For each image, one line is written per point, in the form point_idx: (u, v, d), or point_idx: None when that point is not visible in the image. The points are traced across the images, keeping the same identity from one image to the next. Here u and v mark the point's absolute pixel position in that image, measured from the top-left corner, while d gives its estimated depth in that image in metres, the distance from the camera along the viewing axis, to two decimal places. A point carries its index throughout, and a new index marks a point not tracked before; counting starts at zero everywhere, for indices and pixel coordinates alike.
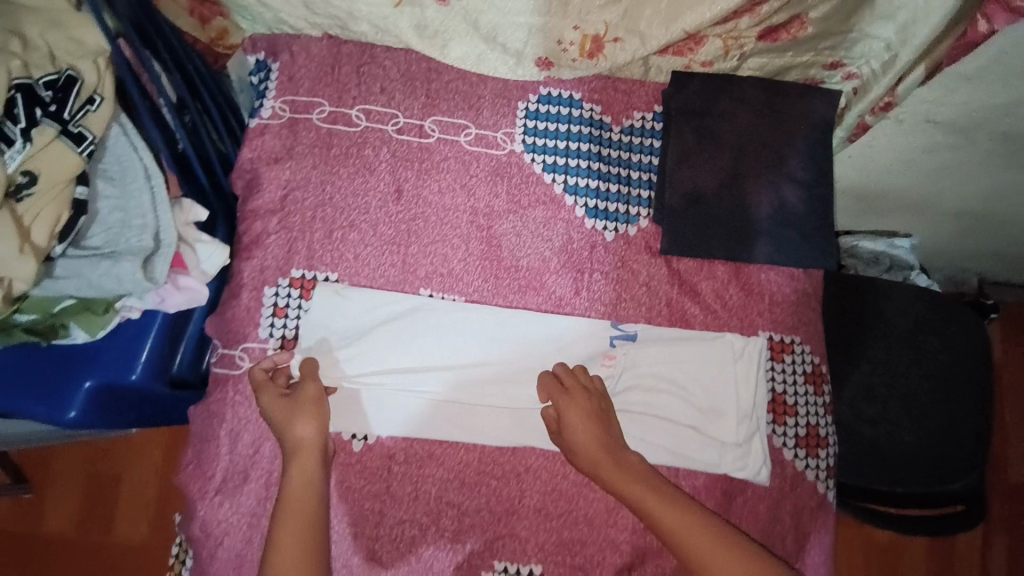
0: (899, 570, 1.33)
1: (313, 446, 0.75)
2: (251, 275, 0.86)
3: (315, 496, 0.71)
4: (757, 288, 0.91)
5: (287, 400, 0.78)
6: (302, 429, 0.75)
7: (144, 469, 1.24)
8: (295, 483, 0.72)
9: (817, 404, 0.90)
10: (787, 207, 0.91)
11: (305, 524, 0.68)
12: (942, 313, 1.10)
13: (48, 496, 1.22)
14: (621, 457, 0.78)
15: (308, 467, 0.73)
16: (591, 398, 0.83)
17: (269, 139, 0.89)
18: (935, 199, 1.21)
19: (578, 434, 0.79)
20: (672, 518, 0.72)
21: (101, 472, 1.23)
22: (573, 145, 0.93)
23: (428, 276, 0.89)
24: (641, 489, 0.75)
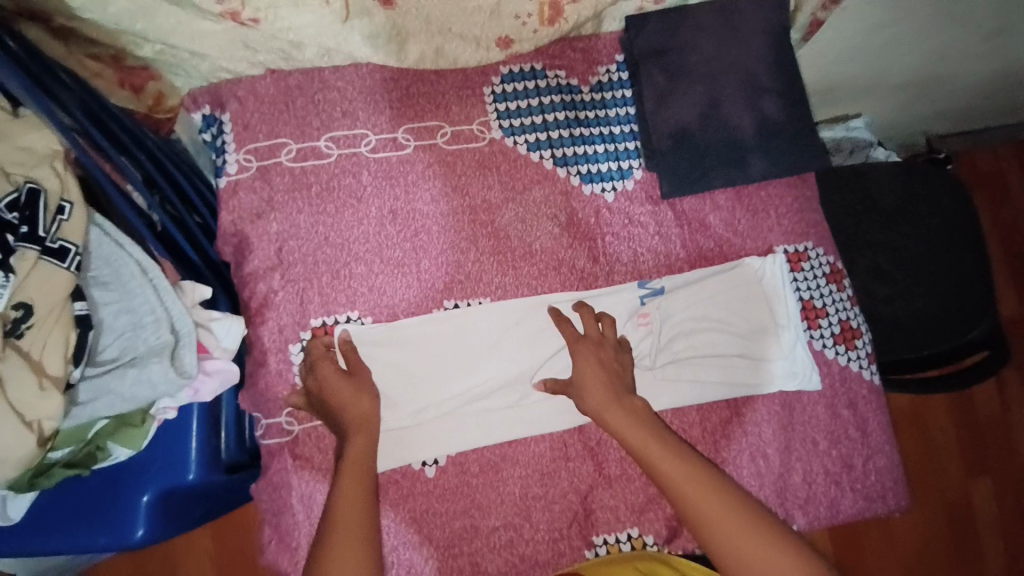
0: (931, 420, 1.44)
1: (363, 416, 0.75)
2: (272, 338, 0.82)
3: (370, 457, 0.71)
4: (761, 207, 0.93)
5: (340, 375, 0.78)
6: (362, 403, 0.76)
7: (197, 556, 1.11)
8: (348, 449, 0.71)
9: (842, 300, 0.92)
10: (769, 119, 0.91)
11: (358, 481, 0.68)
12: (926, 183, 1.15)
13: None
14: (625, 403, 0.76)
15: (354, 437, 0.73)
16: (609, 349, 0.83)
17: (244, 196, 0.84)
18: (885, 76, 1.25)
19: (585, 381, 0.79)
20: (671, 466, 0.67)
21: (153, 575, 1.11)
22: (551, 117, 0.92)
23: (448, 286, 0.87)
24: (641, 433, 0.71)
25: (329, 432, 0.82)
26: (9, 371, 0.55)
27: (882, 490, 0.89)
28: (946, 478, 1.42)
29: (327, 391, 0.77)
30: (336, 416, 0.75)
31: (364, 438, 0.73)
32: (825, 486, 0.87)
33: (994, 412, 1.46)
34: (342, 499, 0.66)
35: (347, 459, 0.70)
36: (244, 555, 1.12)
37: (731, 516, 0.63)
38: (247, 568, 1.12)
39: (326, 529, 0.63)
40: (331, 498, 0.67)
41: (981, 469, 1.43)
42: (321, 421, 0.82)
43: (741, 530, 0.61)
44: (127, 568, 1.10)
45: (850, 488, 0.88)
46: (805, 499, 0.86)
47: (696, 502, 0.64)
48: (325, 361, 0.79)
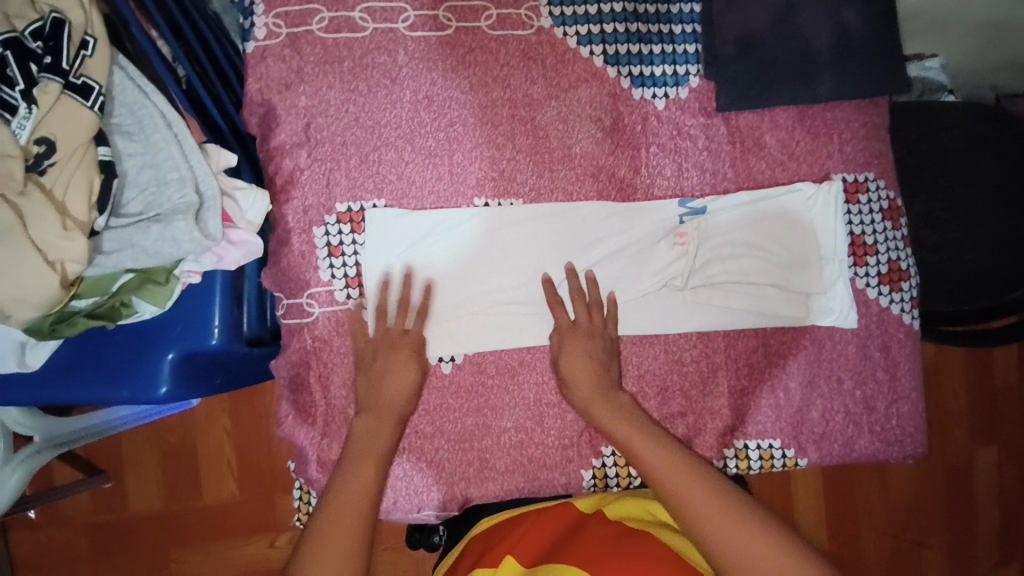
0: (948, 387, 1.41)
1: (400, 414, 0.76)
2: (295, 217, 0.80)
3: (388, 446, 0.74)
4: (824, 130, 0.86)
5: (412, 371, 0.78)
6: (401, 380, 0.77)
7: (213, 431, 1.16)
8: (374, 438, 0.73)
9: (896, 239, 0.86)
10: (848, 30, 0.83)
11: (377, 469, 0.71)
12: (996, 127, 1.04)
13: (129, 478, 1.16)
14: (614, 398, 0.76)
15: (383, 426, 0.75)
16: (596, 337, 0.80)
17: (273, 64, 0.79)
18: (976, 6, 1.13)
19: (576, 376, 0.77)
20: (658, 461, 0.69)
21: (173, 445, 1.16)
22: (607, 8, 0.84)
23: (479, 183, 0.83)
24: (627, 427, 0.73)
25: (348, 318, 0.81)
26: (31, 208, 0.54)
27: (901, 435, 0.86)
28: (953, 441, 1.41)
29: (388, 376, 0.77)
30: (377, 401, 0.76)
31: (391, 430, 0.75)
32: (843, 425, 0.85)
33: (1012, 380, 1.44)
34: (355, 481, 0.69)
35: (371, 449, 0.72)
36: (260, 435, 1.17)
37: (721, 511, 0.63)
38: (263, 447, 1.17)
39: (333, 509, 0.66)
40: (344, 474, 0.70)
41: (990, 438, 1.42)
42: (341, 306, 0.81)
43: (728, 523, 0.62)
44: (151, 436, 1.16)
45: (868, 430, 0.86)
46: (820, 436, 0.85)
47: (684, 493, 0.66)
48: (406, 344, 0.79)
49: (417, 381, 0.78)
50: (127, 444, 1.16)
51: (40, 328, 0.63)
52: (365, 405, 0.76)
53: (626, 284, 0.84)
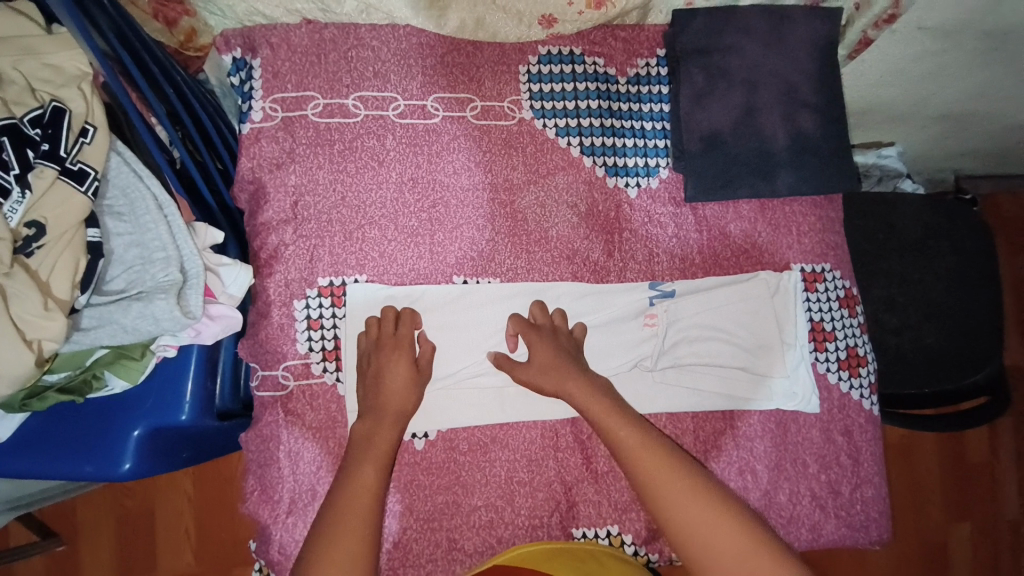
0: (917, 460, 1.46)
1: (401, 412, 0.75)
2: (277, 291, 0.81)
3: (390, 447, 0.71)
4: (784, 222, 0.92)
5: (407, 368, 0.78)
6: (397, 378, 0.77)
7: (175, 499, 1.13)
8: (375, 436, 0.72)
9: (853, 325, 0.91)
10: (803, 133, 0.90)
11: (378, 472, 0.68)
12: (948, 220, 1.13)
13: (82, 547, 1.11)
14: (585, 377, 0.78)
15: (384, 429, 0.73)
16: (558, 336, 0.82)
17: (266, 145, 0.84)
18: (921, 106, 1.24)
19: (547, 365, 0.79)
20: (623, 429, 0.71)
21: (131, 513, 1.12)
22: (583, 104, 0.90)
23: (460, 262, 0.86)
24: (601, 406, 0.74)
25: (324, 392, 0.81)
26: (13, 287, 0.55)
27: (866, 520, 0.87)
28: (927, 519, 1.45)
29: (384, 375, 0.77)
30: (380, 402, 0.75)
31: (392, 433, 0.73)
32: (810, 509, 0.86)
33: (983, 454, 1.49)
34: (357, 483, 0.66)
35: (372, 450, 0.70)
36: (224, 503, 1.14)
37: (685, 488, 0.64)
38: (225, 517, 1.13)
39: (336, 510, 0.63)
40: (345, 477, 0.67)
41: (963, 513, 1.46)
42: (317, 379, 0.81)
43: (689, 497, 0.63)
44: (109, 500, 1.12)
45: (835, 515, 0.86)
46: (788, 519, 0.85)
47: (645, 463, 0.67)
48: (400, 344, 0.79)
49: (415, 379, 0.78)
50: (83, 507, 1.12)
51: (10, 401, 0.64)
52: (370, 408, 0.75)
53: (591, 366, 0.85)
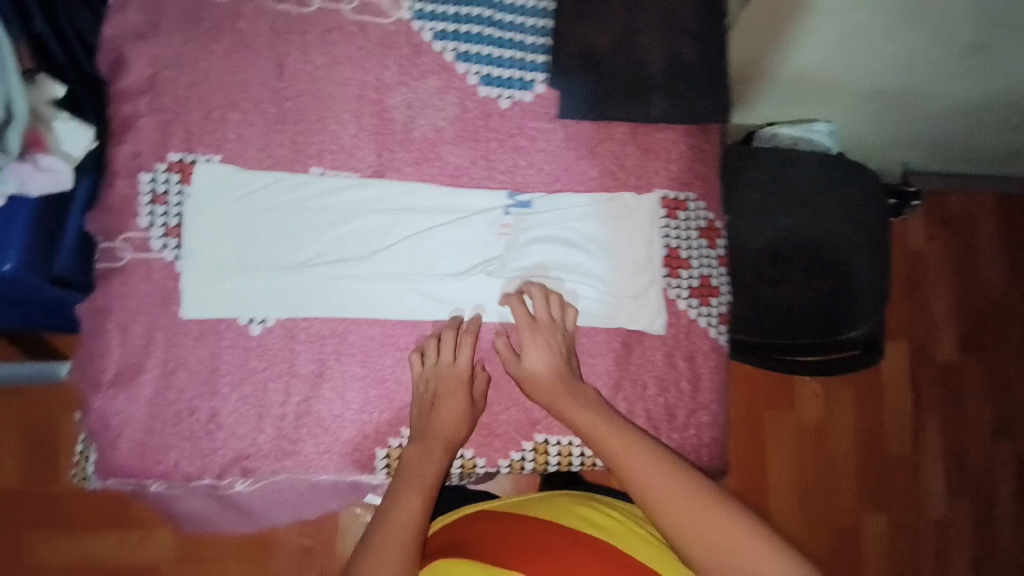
0: (828, 445, 1.62)
1: (450, 442, 0.81)
2: (124, 161, 0.80)
3: (438, 477, 0.78)
4: (654, 148, 0.92)
5: (462, 402, 0.82)
6: (446, 413, 0.80)
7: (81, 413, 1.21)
8: (422, 467, 0.78)
9: (711, 257, 0.93)
10: (682, 60, 0.90)
11: (423, 501, 0.75)
12: (845, 179, 1.13)
13: None
14: (579, 393, 0.80)
15: (435, 457, 0.79)
16: (558, 335, 0.84)
17: (130, 14, 0.83)
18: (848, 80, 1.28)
19: (539, 372, 0.81)
20: (615, 442, 0.75)
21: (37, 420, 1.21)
22: (464, 11, 0.89)
23: (319, 153, 0.85)
24: (595, 419, 0.78)
25: (161, 267, 0.80)
26: None
27: (697, 444, 0.90)
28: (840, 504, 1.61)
29: (439, 408, 0.81)
30: (429, 429, 0.80)
31: (443, 463, 0.79)
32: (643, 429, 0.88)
33: (905, 446, 1.65)
34: (404, 513, 0.73)
35: (421, 476, 0.77)
36: None
37: (677, 490, 0.69)
38: None
39: (387, 526, 0.72)
40: (394, 500, 0.75)
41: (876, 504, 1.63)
42: (155, 255, 0.80)
43: (694, 506, 0.68)
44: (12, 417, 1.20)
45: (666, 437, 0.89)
46: None
47: (646, 482, 0.71)
48: (455, 376, 0.81)
49: (464, 409, 0.82)
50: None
51: None
52: (419, 434, 0.81)
53: (435, 266, 0.86)
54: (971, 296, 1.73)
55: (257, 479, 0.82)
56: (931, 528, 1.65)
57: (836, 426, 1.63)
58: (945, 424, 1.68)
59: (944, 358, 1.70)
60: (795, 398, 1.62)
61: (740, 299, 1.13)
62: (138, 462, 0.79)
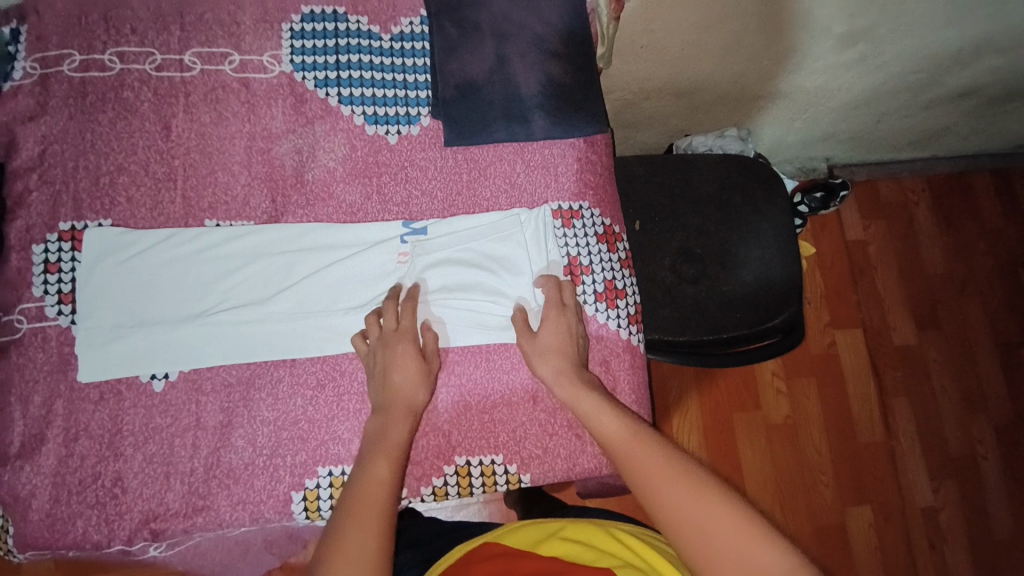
0: (798, 439, 1.61)
1: (409, 405, 0.79)
2: (17, 235, 0.82)
3: (401, 443, 0.76)
4: (542, 163, 0.95)
5: (414, 360, 0.81)
6: (402, 374, 0.79)
7: None
8: (387, 435, 0.75)
9: (612, 261, 0.94)
10: (555, 80, 0.95)
11: (390, 468, 0.72)
12: (744, 174, 1.17)
13: None
14: (584, 377, 0.82)
15: (398, 422, 0.77)
16: (571, 318, 0.86)
17: (21, 99, 0.86)
18: (741, 82, 1.34)
19: (547, 350, 0.83)
20: (611, 422, 0.75)
21: None
22: (344, 58, 0.94)
23: (212, 206, 0.87)
24: (592, 400, 0.78)
25: (57, 334, 0.80)
26: None
27: None
28: (821, 502, 1.58)
29: (393, 369, 0.80)
30: (388, 398, 0.78)
31: (405, 426, 0.77)
32: (567, 440, 0.87)
33: (879, 436, 1.64)
34: (371, 481, 0.70)
35: (388, 445, 0.75)
36: None
37: (662, 469, 0.67)
38: None
39: (355, 497, 0.69)
40: (363, 475, 0.71)
41: (860, 498, 1.59)
42: (51, 322, 0.80)
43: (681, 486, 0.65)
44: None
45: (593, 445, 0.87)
46: (543, 451, 0.86)
47: (632, 458, 0.70)
48: (404, 335, 0.82)
49: (421, 369, 0.81)
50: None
51: None
52: (380, 404, 0.79)
53: (337, 300, 0.87)
54: (915, 276, 1.77)
55: (169, 541, 0.79)
56: (922, 520, 1.61)
57: (804, 422, 1.62)
58: (915, 406, 1.68)
59: (901, 341, 1.72)
60: (761, 400, 1.62)
61: (665, 301, 1.10)
62: (46, 534, 0.76)
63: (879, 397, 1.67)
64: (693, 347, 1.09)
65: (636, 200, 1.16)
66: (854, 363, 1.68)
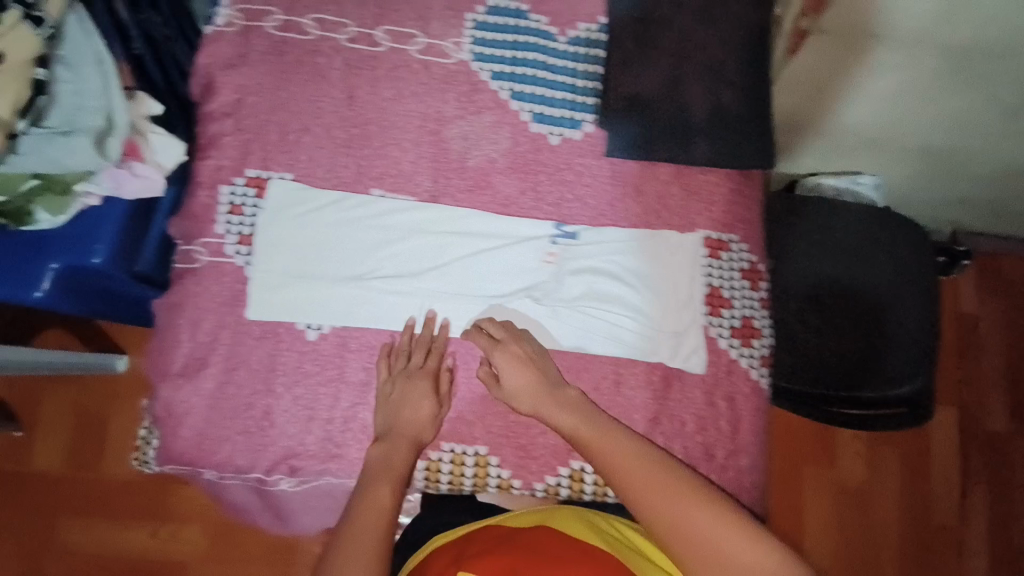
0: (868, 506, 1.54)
1: (416, 438, 0.78)
2: (207, 173, 0.89)
3: (405, 468, 0.74)
4: (697, 189, 0.95)
5: (431, 402, 0.82)
6: (422, 411, 0.81)
7: (127, 414, 1.29)
8: (390, 460, 0.74)
9: (753, 299, 0.94)
10: (725, 108, 0.94)
11: (393, 491, 0.70)
12: (893, 231, 1.12)
13: (40, 435, 1.28)
14: (559, 395, 0.78)
15: (398, 453, 0.75)
16: (523, 344, 0.84)
17: (222, 46, 0.92)
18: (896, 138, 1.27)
19: (514, 383, 0.80)
20: (602, 443, 0.71)
21: (88, 414, 1.29)
22: (521, 55, 0.96)
23: (380, 176, 0.92)
24: (579, 423, 0.74)
25: (232, 271, 0.87)
26: None
27: (738, 487, 0.88)
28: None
29: (405, 405, 0.81)
30: (394, 427, 0.79)
31: (405, 456, 0.75)
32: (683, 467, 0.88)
33: (952, 519, 1.55)
34: (376, 498, 0.68)
35: (388, 470, 0.72)
36: None
37: (664, 483, 0.65)
38: None
39: (356, 517, 0.66)
40: (363, 492, 0.69)
41: None
42: (228, 259, 0.87)
43: (686, 505, 0.63)
44: (74, 400, 1.29)
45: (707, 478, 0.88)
46: None
47: (630, 479, 0.67)
48: (421, 374, 0.83)
49: (433, 410, 0.82)
50: (47, 401, 1.29)
51: None
52: (384, 432, 0.79)
53: (482, 287, 0.91)
54: None
55: (302, 480, 0.86)
56: None
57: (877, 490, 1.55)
58: (999, 501, 1.55)
59: (999, 427, 1.59)
60: (838, 461, 1.55)
61: (786, 347, 1.10)
62: (195, 451, 0.84)
63: (964, 486, 1.56)
64: (803, 395, 1.09)
65: (774, 239, 1.14)
66: (947, 442, 1.58)
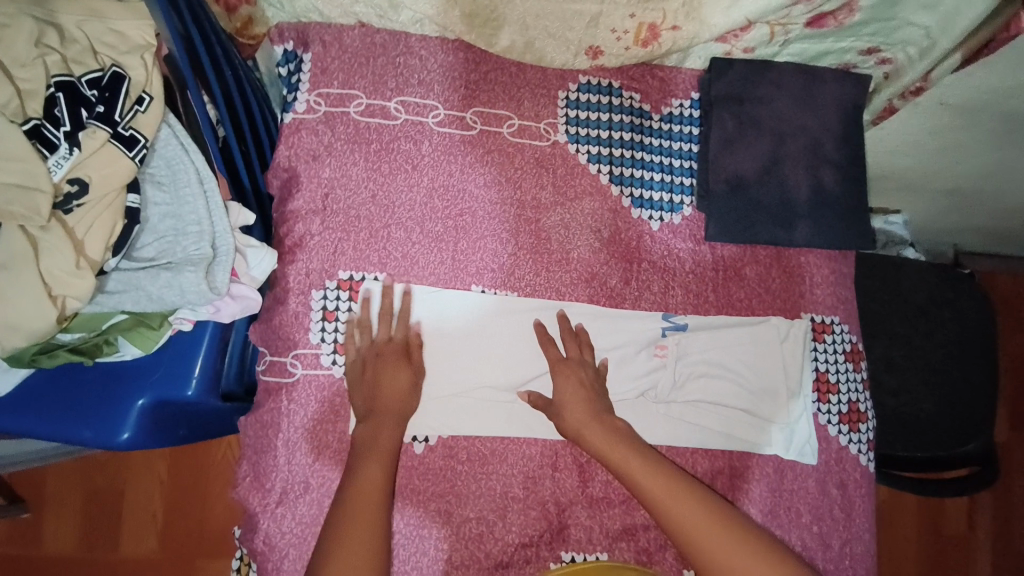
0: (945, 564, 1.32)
1: (399, 412, 0.77)
2: (297, 279, 0.83)
3: (393, 445, 0.73)
4: (797, 271, 0.94)
5: (405, 374, 0.80)
6: (398, 380, 0.79)
7: (146, 484, 1.12)
8: (377, 440, 0.73)
9: (856, 381, 0.93)
10: (825, 188, 0.93)
11: (383, 470, 0.69)
12: (956, 292, 1.15)
13: (47, 515, 1.10)
14: (606, 420, 0.78)
15: (386, 428, 0.74)
16: (587, 369, 0.83)
17: (305, 136, 0.85)
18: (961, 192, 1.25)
19: (566, 400, 0.80)
20: (642, 470, 0.71)
21: (98, 490, 1.11)
22: (617, 134, 0.92)
23: (481, 272, 0.87)
24: (623, 450, 0.74)
25: (330, 384, 0.82)
26: (48, 240, 0.57)
27: None
28: None
29: (382, 383, 0.78)
30: (376, 403, 0.77)
31: (393, 430, 0.75)
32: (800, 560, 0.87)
33: None
34: (364, 481, 0.68)
35: (376, 449, 0.72)
36: (201, 493, 1.12)
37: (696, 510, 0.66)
38: (196, 509, 1.12)
39: (344, 502, 0.65)
40: (354, 474, 0.69)
41: None
42: (325, 371, 0.82)
43: (720, 535, 0.64)
44: (82, 474, 1.11)
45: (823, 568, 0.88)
46: None
47: (668, 505, 0.67)
48: (391, 350, 0.81)
49: (411, 380, 0.80)
50: (52, 479, 1.11)
51: (20, 356, 0.63)
52: (365, 411, 0.77)
53: None
54: None
55: None
56: None
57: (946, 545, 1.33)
58: None
59: None
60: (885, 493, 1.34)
61: None
62: None
63: None
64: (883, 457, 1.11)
65: None
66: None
